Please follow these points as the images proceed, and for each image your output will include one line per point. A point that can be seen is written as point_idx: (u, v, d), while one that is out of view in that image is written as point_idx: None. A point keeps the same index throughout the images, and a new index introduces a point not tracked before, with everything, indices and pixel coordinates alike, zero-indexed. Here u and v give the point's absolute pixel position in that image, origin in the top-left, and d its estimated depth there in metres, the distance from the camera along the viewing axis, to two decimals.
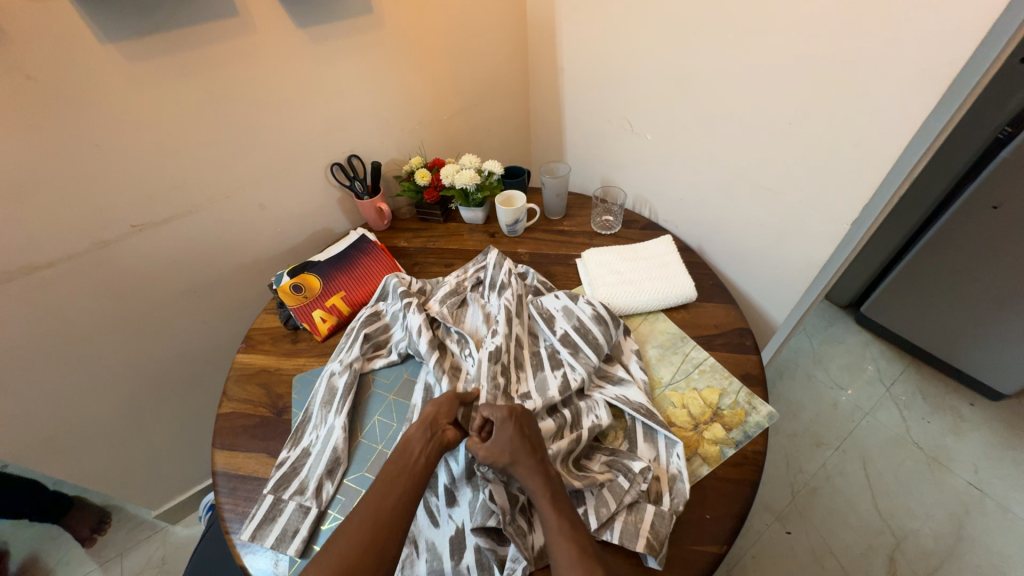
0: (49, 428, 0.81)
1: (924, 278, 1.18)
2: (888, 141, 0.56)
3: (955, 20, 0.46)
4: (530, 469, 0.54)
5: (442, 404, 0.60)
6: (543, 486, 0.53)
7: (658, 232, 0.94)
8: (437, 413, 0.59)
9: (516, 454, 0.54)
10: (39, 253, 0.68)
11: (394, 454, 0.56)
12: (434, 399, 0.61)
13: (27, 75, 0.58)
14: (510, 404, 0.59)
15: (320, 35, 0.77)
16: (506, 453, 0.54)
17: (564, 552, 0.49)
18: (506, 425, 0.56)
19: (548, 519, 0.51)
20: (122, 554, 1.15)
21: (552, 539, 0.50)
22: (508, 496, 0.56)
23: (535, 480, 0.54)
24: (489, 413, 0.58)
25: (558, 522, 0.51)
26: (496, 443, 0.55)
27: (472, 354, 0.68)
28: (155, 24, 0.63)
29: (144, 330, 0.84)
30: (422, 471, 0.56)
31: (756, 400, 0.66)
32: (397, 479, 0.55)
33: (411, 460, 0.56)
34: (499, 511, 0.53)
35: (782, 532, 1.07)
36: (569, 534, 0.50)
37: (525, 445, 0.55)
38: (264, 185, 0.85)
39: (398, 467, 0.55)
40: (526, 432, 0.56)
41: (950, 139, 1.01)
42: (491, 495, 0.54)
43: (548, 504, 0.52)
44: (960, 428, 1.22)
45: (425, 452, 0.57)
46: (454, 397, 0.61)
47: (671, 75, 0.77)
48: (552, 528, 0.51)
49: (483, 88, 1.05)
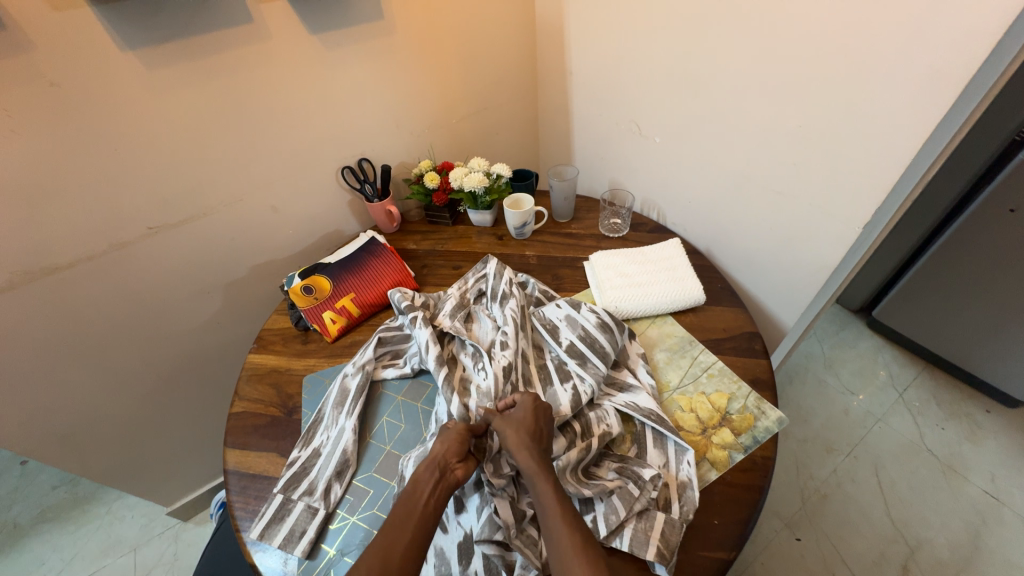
0: (66, 425, 0.83)
1: (938, 282, 1.16)
2: (902, 143, 0.55)
3: (970, 22, 0.46)
4: (530, 457, 0.55)
5: (450, 444, 0.58)
6: (544, 473, 0.54)
7: (666, 234, 0.94)
8: (446, 454, 0.57)
9: (516, 443, 0.55)
10: (60, 254, 0.70)
11: (401, 498, 0.54)
12: (440, 437, 0.59)
13: (51, 81, 0.59)
14: (534, 393, 0.62)
15: (332, 40, 0.78)
16: (512, 433, 0.57)
17: (566, 541, 0.49)
18: (528, 409, 0.59)
19: (548, 507, 0.52)
20: (134, 550, 1.17)
21: (555, 532, 0.50)
22: (513, 511, 0.55)
23: (529, 460, 0.55)
24: (521, 398, 0.62)
25: (561, 512, 0.51)
26: (509, 423, 0.58)
27: (484, 367, 0.67)
28: (173, 30, 0.64)
29: (159, 329, 0.86)
30: (430, 513, 0.53)
31: (765, 405, 0.65)
32: (409, 518, 0.52)
33: (420, 501, 0.54)
34: (504, 525, 0.53)
35: (792, 540, 1.06)
36: (571, 525, 0.50)
37: (527, 433, 0.57)
38: (277, 187, 0.86)
39: (405, 510, 0.53)
40: (538, 418, 0.58)
41: (966, 141, 1.00)
42: (495, 509, 0.55)
43: (548, 487, 0.53)
44: (977, 435, 1.20)
45: (434, 496, 0.54)
46: (463, 431, 0.60)
47: (681, 78, 0.76)
48: (554, 518, 0.51)
49: (492, 90, 1.05)
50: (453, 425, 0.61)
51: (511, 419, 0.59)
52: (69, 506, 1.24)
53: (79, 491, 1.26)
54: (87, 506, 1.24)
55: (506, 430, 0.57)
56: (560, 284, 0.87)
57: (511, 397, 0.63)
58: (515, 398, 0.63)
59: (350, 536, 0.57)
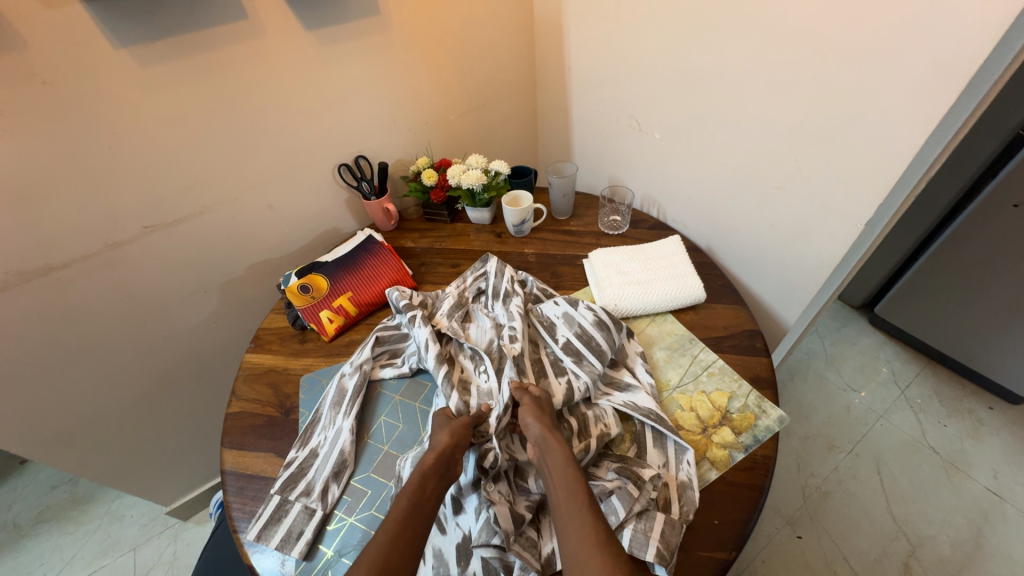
0: (64, 425, 0.83)
1: (940, 278, 1.15)
2: (905, 139, 0.54)
3: (977, 15, 0.45)
4: (562, 442, 0.56)
5: (457, 434, 0.58)
6: (570, 460, 0.55)
7: (666, 231, 0.93)
8: (453, 446, 0.57)
9: (545, 428, 0.57)
10: (54, 254, 0.69)
11: (406, 490, 0.53)
12: (445, 427, 0.59)
13: (43, 80, 0.59)
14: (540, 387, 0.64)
15: (328, 36, 0.77)
16: (538, 421, 0.58)
17: (587, 530, 0.49)
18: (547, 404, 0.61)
19: (573, 494, 0.52)
20: (135, 549, 1.17)
21: (576, 517, 0.50)
22: (512, 516, 0.54)
23: (561, 445, 0.56)
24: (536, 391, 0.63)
25: (583, 498, 0.52)
26: (536, 408, 0.60)
27: (486, 370, 0.66)
28: (165, 28, 0.63)
29: (155, 329, 0.85)
30: (428, 511, 0.53)
31: (766, 403, 0.65)
32: (410, 514, 0.52)
33: (422, 498, 0.53)
34: (504, 532, 0.52)
35: (792, 537, 1.05)
36: (592, 513, 0.51)
37: (552, 420, 0.59)
38: (273, 185, 0.86)
39: (410, 509, 0.52)
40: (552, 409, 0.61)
41: (970, 136, 0.99)
42: (494, 515, 0.53)
43: (575, 472, 0.54)
44: (980, 432, 1.19)
45: (437, 489, 0.55)
46: (468, 422, 0.60)
47: (681, 73, 0.75)
48: (577, 506, 0.51)
49: (490, 86, 1.04)
50: (440, 410, 0.62)
51: (539, 406, 0.60)
52: (69, 505, 1.24)
53: (78, 490, 1.26)
54: (87, 506, 1.24)
55: (534, 416, 0.58)
56: (559, 282, 0.86)
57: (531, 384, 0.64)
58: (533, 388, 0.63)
59: (348, 536, 0.56)
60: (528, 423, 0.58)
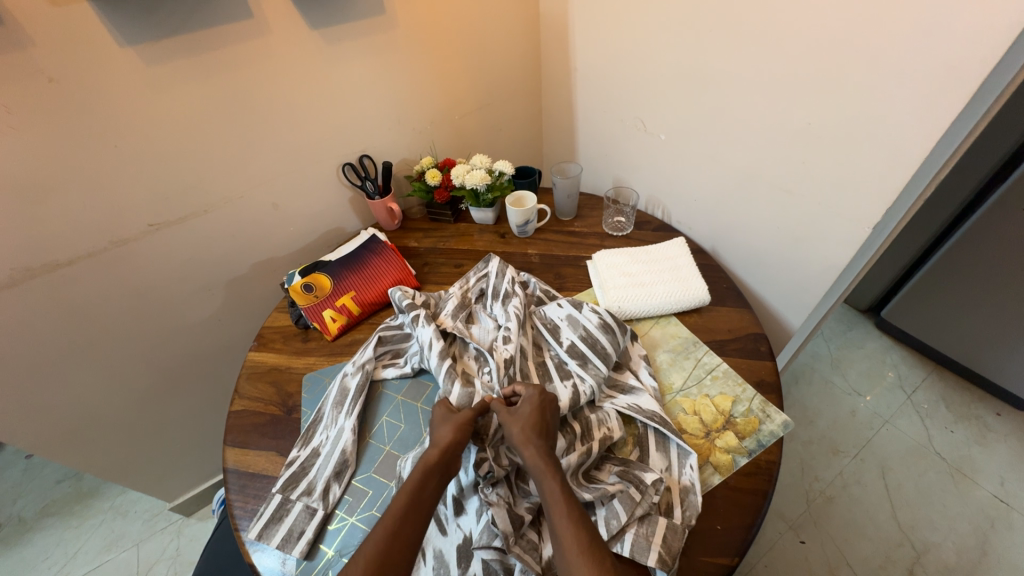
0: (67, 421, 0.83)
1: (947, 283, 1.14)
2: (914, 142, 0.54)
3: (991, 15, 0.44)
4: (541, 452, 0.55)
5: (457, 433, 0.57)
6: (553, 469, 0.54)
7: (670, 233, 0.92)
8: (451, 443, 0.56)
9: (525, 437, 0.56)
10: (58, 252, 0.69)
11: (405, 488, 0.53)
12: (449, 423, 0.58)
13: (50, 77, 0.59)
14: (540, 385, 0.63)
15: (333, 35, 0.77)
16: (520, 429, 0.56)
17: (575, 538, 0.49)
18: (529, 403, 0.59)
19: (559, 501, 0.51)
20: (138, 545, 1.18)
21: (564, 526, 0.49)
22: (511, 519, 0.53)
23: (539, 458, 0.54)
24: (523, 389, 0.62)
25: (568, 506, 0.51)
26: (518, 417, 0.58)
27: (491, 370, 0.66)
28: (169, 26, 0.63)
29: (157, 326, 0.85)
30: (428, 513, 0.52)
31: (770, 408, 0.64)
32: (415, 516, 0.51)
33: (423, 498, 0.53)
34: (503, 534, 0.52)
35: (795, 542, 1.05)
36: (581, 521, 0.50)
37: (536, 426, 0.57)
38: (277, 185, 0.86)
39: (409, 511, 0.51)
40: (546, 412, 0.59)
41: (982, 138, 0.98)
42: (492, 518, 0.53)
43: (558, 482, 0.53)
44: (986, 437, 1.18)
45: (436, 486, 0.54)
46: (468, 417, 0.59)
47: (688, 74, 0.75)
48: (563, 512, 0.50)
49: (495, 85, 1.04)
50: (440, 404, 0.62)
51: (517, 411, 0.59)
52: (73, 500, 1.25)
53: (82, 485, 1.28)
54: (91, 501, 1.25)
55: (513, 426, 0.57)
56: (562, 283, 0.86)
57: (515, 387, 0.63)
58: (519, 390, 0.63)
59: (349, 536, 0.56)
60: (510, 430, 0.57)
